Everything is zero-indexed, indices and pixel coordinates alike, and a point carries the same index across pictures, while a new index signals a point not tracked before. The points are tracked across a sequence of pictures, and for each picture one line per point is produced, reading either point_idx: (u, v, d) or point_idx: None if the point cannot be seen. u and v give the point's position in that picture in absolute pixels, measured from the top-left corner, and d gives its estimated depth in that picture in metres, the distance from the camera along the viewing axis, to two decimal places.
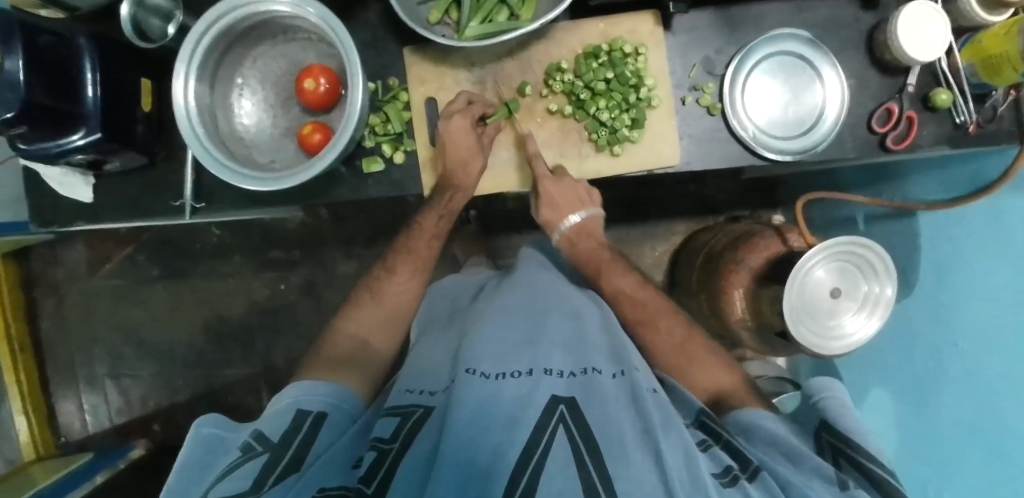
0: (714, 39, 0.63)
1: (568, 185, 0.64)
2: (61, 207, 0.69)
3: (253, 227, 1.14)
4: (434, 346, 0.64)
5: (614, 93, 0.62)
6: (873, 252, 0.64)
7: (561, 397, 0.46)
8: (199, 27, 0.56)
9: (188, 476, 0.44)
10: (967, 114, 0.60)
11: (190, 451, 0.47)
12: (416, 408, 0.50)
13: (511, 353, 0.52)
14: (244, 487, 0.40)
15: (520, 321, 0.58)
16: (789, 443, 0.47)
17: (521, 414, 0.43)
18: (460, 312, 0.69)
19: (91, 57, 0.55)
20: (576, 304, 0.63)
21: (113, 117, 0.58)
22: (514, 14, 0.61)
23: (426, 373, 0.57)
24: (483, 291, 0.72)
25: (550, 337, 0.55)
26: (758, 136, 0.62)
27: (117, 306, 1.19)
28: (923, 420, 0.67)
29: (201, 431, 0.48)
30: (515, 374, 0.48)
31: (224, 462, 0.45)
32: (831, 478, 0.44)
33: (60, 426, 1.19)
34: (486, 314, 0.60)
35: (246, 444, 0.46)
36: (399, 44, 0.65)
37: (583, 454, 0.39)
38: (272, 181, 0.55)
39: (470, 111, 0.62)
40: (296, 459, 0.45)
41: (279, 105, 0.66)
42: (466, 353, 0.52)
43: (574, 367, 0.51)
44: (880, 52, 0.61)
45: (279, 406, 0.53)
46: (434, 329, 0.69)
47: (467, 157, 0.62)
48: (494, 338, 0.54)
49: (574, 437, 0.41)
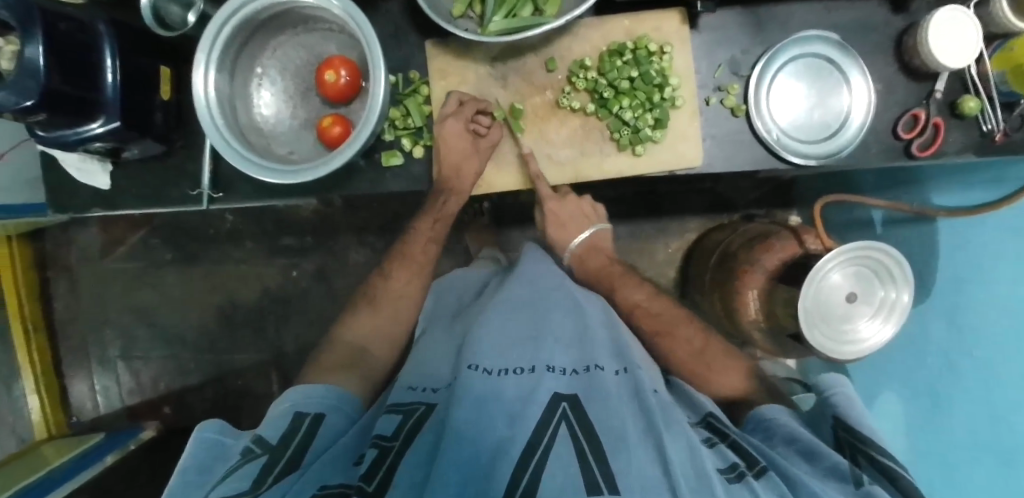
0: (740, 39, 0.62)
1: (571, 204, 0.72)
2: (79, 193, 0.69)
3: (264, 213, 1.14)
4: (439, 339, 0.64)
5: (638, 92, 0.61)
6: (889, 256, 0.64)
7: (563, 394, 0.46)
8: (218, 16, 0.55)
9: (188, 479, 0.45)
10: (995, 122, 0.59)
11: (192, 456, 0.48)
12: (419, 405, 0.51)
13: (514, 350, 0.52)
14: (242, 487, 0.40)
15: (525, 315, 0.58)
16: (807, 440, 0.48)
17: (523, 411, 0.43)
18: (465, 309, 0.70)
19: (110, 44, 0.55)
20: (581, 301, 0.63)
21: (131, 104, 0.58)
22: (538, 9, 0.60)
23: (430, 369, 0.58)
24: (487, 289, 0.72)
25: (554, 332, 0.55)
26: (782, 139, 0.61)
27: (129, 289, 1.20)
28: (937, 429, 0.67)
29: (203, 436, 0.49)
30: (516, 370, 0.48)
31: (225, 466, 0.46)
32: (846, 476, 0.44)
33: (72, 406, 1.21)
34: (492, 306, 0.60)
35: (247, 447, 0.47)
36: (420, 37, 0.64)
37: (584, 450, 0.40)
38: (291, 175, 0.55)
39: (462, 115, 0.62)
40: (294, 459, 0.46)
41: (299, 96, 0.66)
42: (471, 346, 0.52)
43: (577, 365, 0.51)
44: (908, 56, 0.60)
45: (278, 409, 0.54)
46: (439, 323, 0.69)
47: (460, 162, 0.63)
48: (498, 334, 0.54)
49: (575, 434, 0.41)
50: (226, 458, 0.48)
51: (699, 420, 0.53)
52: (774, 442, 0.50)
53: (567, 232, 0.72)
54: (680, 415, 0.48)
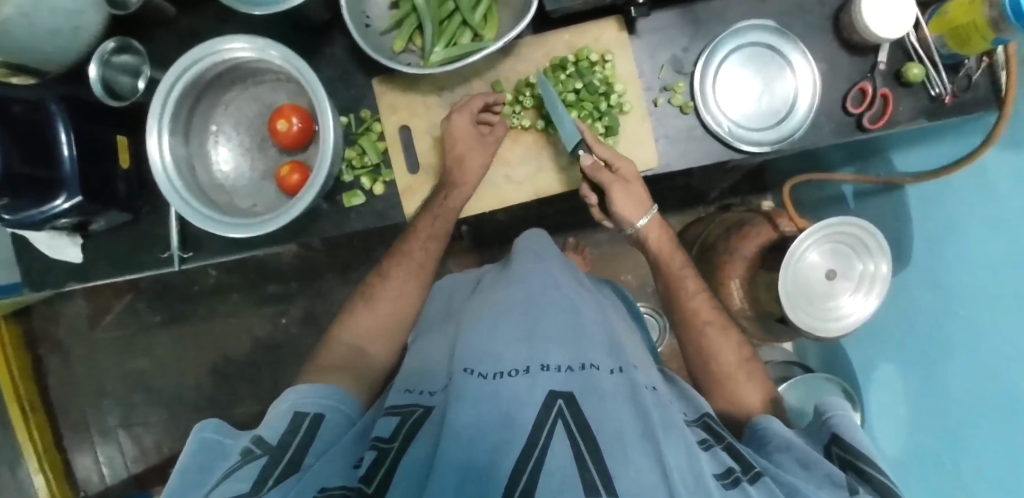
0: (680, 38, 0.63)
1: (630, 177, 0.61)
2: (51, 270, 0.70)
3: (247, 264, 1.14)
4: (434, 344, 0.59)
5: (585, 103, 0.62)
6: (861, 230, 0.64)
7: (559, 391, 0.43)
8: (167, 79, 0.56)
9: (188, 480, 0.42)
10: (943, 86, 0.59)
11: (190, 458, 0.44)
12: (417, 408, 0.47)
13: (507, 348, 0.48)
14: (245, 488, 0.38)
15: (519, 315, 0.53)
16: (802, 448, 0.47)
17: (518, 413, 0.40)
18: (459, 309, 0.63)
19: (62, 120, 0.55)
20: (573, 296, 0.59)
21: (92, 177, 0.59)
22: (477, 34, 0.61)
23: (427, 370, 0.54)
24: (483, 282, 0.66)
25: (547, 331, 0.51)
26: (734, 130, 0.62)
27: (122, 355, 1.19)
28: (932, 397, 0.66)
29: (203, 436, 0.46)
30: (511, 373, 0.45)
31: (220, 470, 0.42)
32: (841, 485, 0.43)
33: (78, 480, 1.20)
34: (483, 309, 0.56)
35: (246, 449, 0.44)
36: (367, 76, 0.65)
37: (582, 451, 0.37)
38: (253, 228, 0.55)
39: (467, 108, 0.61)
40: (294, 462, 0.43)
41: (256, 148, 0.66)
42: (461, 351, 0.49)
43: (572, 362, 0.47)
44: (847, 33, 0.60)
45: (276, 411, 0.50)
46: (431, 329, 0.64)
47: (465, 153, 0.62)
48: (491, 335, 0.50)
49: (572, 433, 0.38)
50: (227, 458, 0.44)
51: (695, 419, 0.52)
52: (768, 451, 0.50)
53: (626, 204, 0.62)
54: (677, 416, 0.47)
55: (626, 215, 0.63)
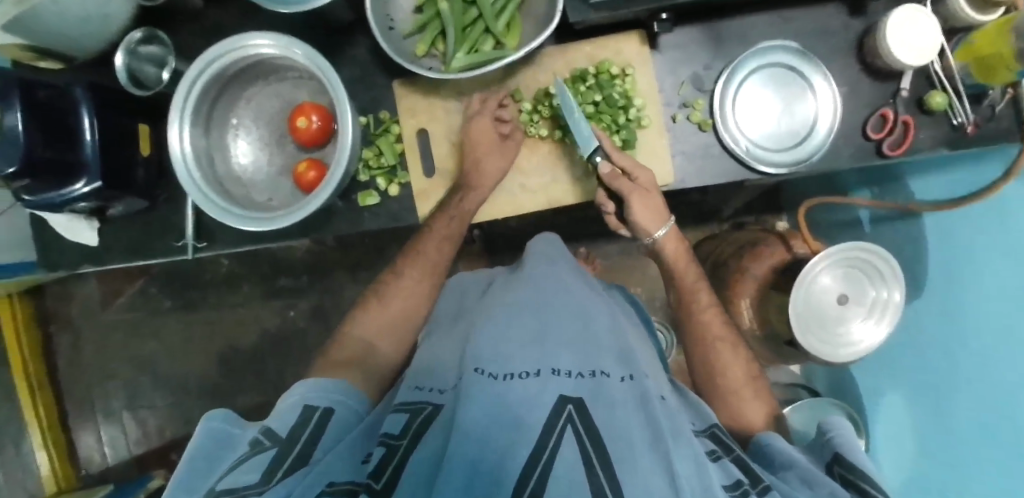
0: (702, 55, 0.62)
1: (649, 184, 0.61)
2: (68, 252, 0.71)
3: (259, 256, 1.15)
4: (445, 342, 0.59)
5: (603, 115, 0.62)
6: (878, 257, 0.63)
7: (569, 396, 0.42)
8: (192, 72, 0.57)
9: (197, 468, 0.42)
10: (965, 115, 0.58)
11: (199, 444, 0.45)
12: (427, 405, 0.47)
13: (518, 350, 0.47)
14: (253, 480, 0.39)
15: (530, 318, 0.53)
16: (805, 466, 0.46)
17: (528, 416, 0.39)
18: (469, 309, 0.62)
19: (87, 107, 0.56)
20: (585, 303, 0.58)
21: (112, 163, 0.60)
22: (499, 42, 0.61)
23: (436, 368, 0.53)
24: (494, 284, 0.64)
25: (558, 335, 0.50)
26: (751, 150, 0.61)
27: (131, 338, 1.21)
28: (940, 425, 0.65)
29: (211, 424, 0.46)
30: (521, 375, 0.44)
31: (229, 460, 0.43)
32: None
33: (80, 459, 1.21)
34: (494, 309, 0.55)
35: (255, 439, 0.44)
36: (388, 78, 0.66)
37: (592, 459, 0.36)
38: (268, 222, 0.56)
39: (486, 111, 0.63)
40: (304, 454, 0.43)
41: (274, 143, 0.67)
42: (472, 350, 0.48)
43: (582, 368, 0.46)
44: (871, 58, 0.60)
45: (286, 403, 0.50)
46: (442, 328, 0.62)
47: (483, 157, 0.62)
48: (502, 335, 0.49)
49: (582, 440, 0.38)
50: (236, 448, 0.45)
51: (704, 428, 0.51)
52: (774, 468, 0.50)
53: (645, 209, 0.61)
54: (686, 426, 0.46)
55: (644, 223, 0.62)
